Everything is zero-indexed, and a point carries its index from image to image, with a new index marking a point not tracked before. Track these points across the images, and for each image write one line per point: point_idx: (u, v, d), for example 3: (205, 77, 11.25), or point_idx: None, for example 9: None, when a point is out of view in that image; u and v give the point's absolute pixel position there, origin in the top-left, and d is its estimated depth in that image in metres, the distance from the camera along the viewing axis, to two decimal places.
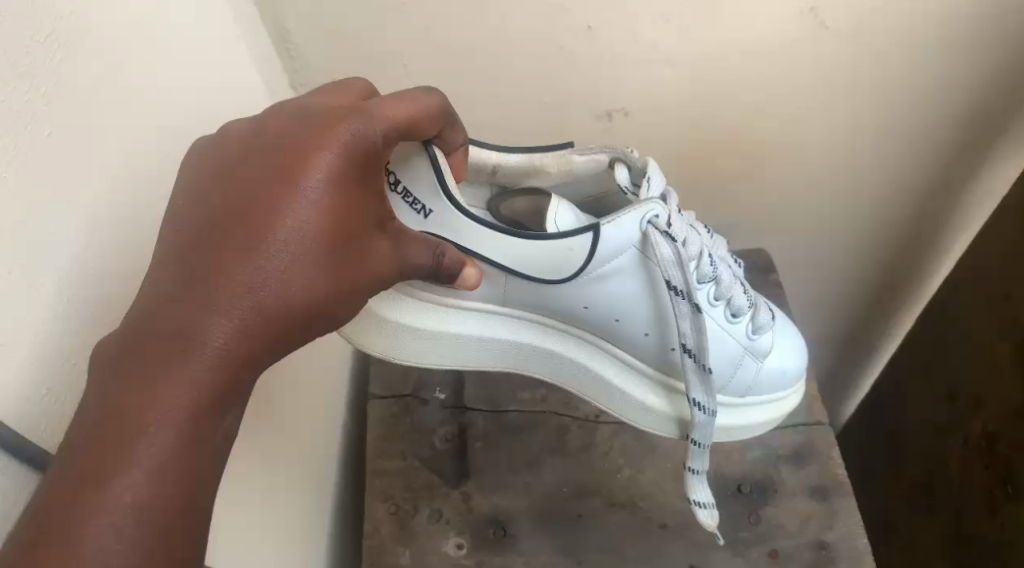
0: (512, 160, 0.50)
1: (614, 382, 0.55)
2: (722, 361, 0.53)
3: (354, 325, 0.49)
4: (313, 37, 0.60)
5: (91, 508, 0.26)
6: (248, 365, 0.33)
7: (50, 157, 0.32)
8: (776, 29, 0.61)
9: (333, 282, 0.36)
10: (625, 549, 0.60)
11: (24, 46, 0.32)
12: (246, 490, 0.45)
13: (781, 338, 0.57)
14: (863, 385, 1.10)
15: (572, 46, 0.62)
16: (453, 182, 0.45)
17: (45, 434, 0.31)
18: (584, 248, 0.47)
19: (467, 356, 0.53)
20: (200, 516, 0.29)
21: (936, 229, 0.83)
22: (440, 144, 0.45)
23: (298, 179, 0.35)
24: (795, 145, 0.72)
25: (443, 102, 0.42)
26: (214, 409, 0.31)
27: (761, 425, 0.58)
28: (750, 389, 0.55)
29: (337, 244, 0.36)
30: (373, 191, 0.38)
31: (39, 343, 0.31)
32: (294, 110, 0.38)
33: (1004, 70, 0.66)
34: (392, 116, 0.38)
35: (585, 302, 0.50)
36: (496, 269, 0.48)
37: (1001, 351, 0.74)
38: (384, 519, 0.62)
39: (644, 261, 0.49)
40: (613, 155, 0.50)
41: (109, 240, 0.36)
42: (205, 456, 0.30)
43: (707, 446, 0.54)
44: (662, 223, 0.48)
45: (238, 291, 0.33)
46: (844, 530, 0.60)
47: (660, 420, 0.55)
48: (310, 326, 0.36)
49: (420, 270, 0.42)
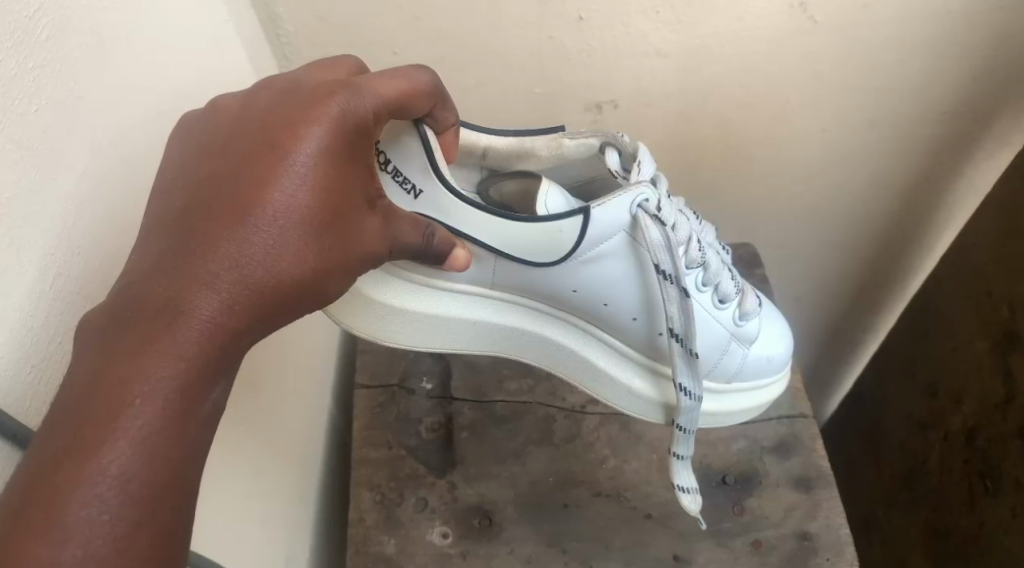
0: (502, 143, 0.50)
1: (602, 367, 0.55)
2: (708, 346, 0.54)
3: (342, 302, 0.49)
4: (304, 22, 0.60)
5: (79, 478, 0.26)
6: (236, 337, 0.32)
7: (36, 133, 0.32)
8: (765, 23, 0.62)
9: (323, 259, 0.36)
10: (610, 539, 0.60)
11: (13, 19, 0.32)
12: (231, 471, 0.45)
13: (767, 325, 0.57)
14: (845, 381, 1.11)
15: (563, 36, 0.62)
16: (443, 162, 0.45)
17: (27, 411, 0.30)
18: (574, 230, 0.47)
19: (455, 338, 0.53)
20: (188, 488, 0.29)
21: (920, 225, 0.84)
22: (431, 124, 0.45)
23: (288, 153, 0.35)
24: (782, 140, 0.73)
25: (435, 80, 0.42)
26: (203, 382, 0.30)
27: (744, 412, 0.58)
28: (736, 375, 0.56)
29: (327, 219, 0.36)
30: (364, 167, 0.38)
31: (25, 318, 0.30)
32: (283, 86, 0.38)
33: (988, 67, 0.66)
34: (383, 92, 0.38)
35: (573, 285, 0.50)
36: (486, 251, 0.48)
37: (981, 346, 0.75)
38: (370, 508, 0.62)
39: (633, 245, 0.50)
40: (603, 140, 0.50)
41: (96, 218, 0.36)
42: (194, 428, 0.30)
43: (692, 431, 0.54)
44: (652, 207, 0.48)
45: (228, 264, 0.33)
46: (827, 521, 0.61)
47: (645, 406, 0.56)
48: (299, 302, 0.36)
49: (409, 249, 0.42)
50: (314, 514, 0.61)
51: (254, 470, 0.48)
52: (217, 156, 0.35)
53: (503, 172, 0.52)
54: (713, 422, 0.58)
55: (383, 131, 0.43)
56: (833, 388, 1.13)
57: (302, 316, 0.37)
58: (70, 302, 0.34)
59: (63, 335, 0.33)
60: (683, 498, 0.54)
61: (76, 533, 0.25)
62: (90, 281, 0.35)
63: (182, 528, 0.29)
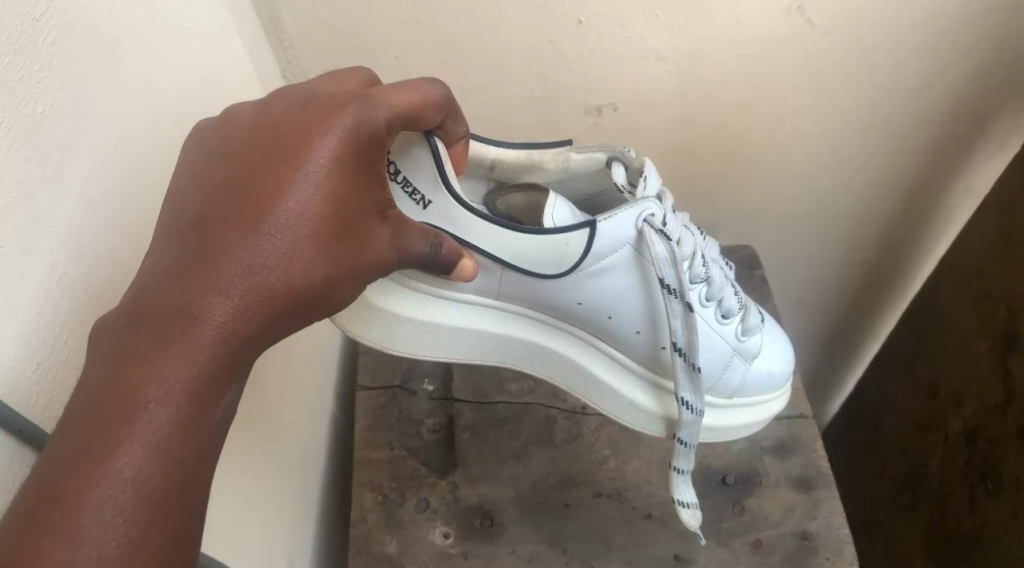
0: (510, 156, 0.51)
1: (605, 379, 0.55)
2: (710, 361, 0.54)
3: (348, 311, 0.50)
4: (306, 27, 0.61)
5: (93, 480, 0.27)
6: (247, 343, 0.33)
7: (43, 136, 0.33)
8: (764, 26, 0.62)
9: (333, 267, 0.36)
10: (611, 539, 0.61)
11: (19, 23, 0.32)
12: (234, 472, 0.45)
13: (769, 339, 0.57)
14: (845, 383, 1.12)
15: (564, 41, 0.63)
16: (453, 173, 0.46)
17: (35, 411, 0.31)
18: (579, 246, 0.48)
19: (462, 348, 0.53)
20: (198, 492, 0.29)
21: (918, 227, 0.85)
22: (442, 136, 0.45)
23: (301, 162, 0.35)
24: (781, 143, 0.73)
25: (448, 93, 0.43)
26: (214, 387, 0.31)
27: (745, 427, 0.58)
28: (738, 390, 0.56)
29: (338, 227, 0.36)
30: (375, 177, 0.39)
31: (32, 319, 0.31)
32: (296, 95, 0.38)
33: (986, 69, 0.67)
34: (394, 103, 0.39)
35: (579, 298, 0.51)
36: (494, 262, 0.48)
37: (981, 348, 0.75)
38: (371, 508, 0.62)
39: (639, 259, 0.50)
40: (610, 154, 0.51)
41: (103, 221, 0.37)
42: (206, 433, 0.30)
43: (693, 445, 0.54)
44: (657, 222, 0.49)
45: (240, 271, 0.33)
46: (826, 520, 0.61)
47: (645, 417, 0.56)
48: (308, 309, 0.36)
49: (417, 257, 0.43)
50: (317, 514, 0.61)
51: (257, 472, 0.49)
52: (230, 163, 0.36)
53: (509, 185, 0.52)
54: (715, 435, 0.58)
55: (394, 142, 0.44)
56: (834, 389, 1.14)
57: (312, 322, 0.37)
58: (77, 304, 0.34)
59: (69, 336, 0.33)
60: (683, 511, 0.54)
61: (89, 535, 0.26)
62: (97, 282, 0.36)
63: (192, 532, 0.29)
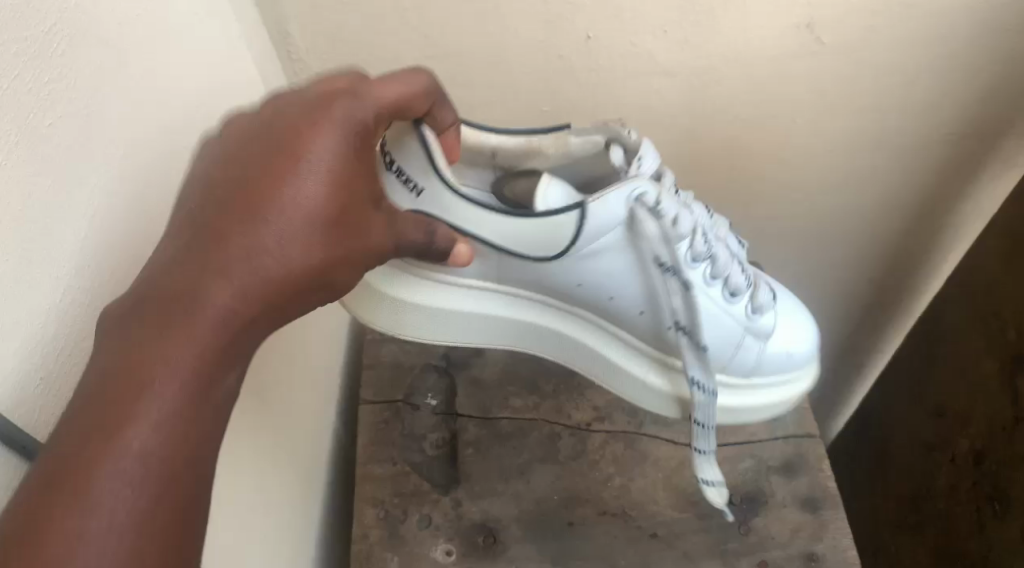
0: (510, 142, 0.51)
1: (616, 362, 0.55)
2: (721, 340, 0.53)
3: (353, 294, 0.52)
4: (315, 40, 0.61)
5: (101, 462, 0.26)
6: (255, 325, 0.33)
7: (51, 149, 0.32)
8: (773, 42, 0.62)
9: (335, 254, 0.36)
10: (617, 559, 0.60)
11: (28, 34, 0.32)
12: (235, 486, 0.45)
13: (785, 316, 0.56)
14: (848, 403, 1.11)
15: (572, 56, 0.63)
16: (446, 161, 0.45)
17: (37, 424, 0.30)
18: (571, 225, 0.46)
19: (469, 332, 0.54)
20: (203, 475, 0.28)
21: (925, 247, 0.84)
22: (432, 122, 0.45)
23: (302, 154, 0.36)
24: (787, 162, 0.73)
25: (432, 79, 0.43)
26: (220, 369, 0.30)
27: (762, 408, 0.58)
28: (754, 369, 0.55)
29: (340, 217, 0.36)
30: (370, 166, 0.39)
31: (38, 327, 0.31)
32: (291, 91, 0.39)
33: (993, 89, 0.67)
34: (385, 96, 0.39)
35: (578, 279, 0.50)
36: (489, 247, 0.48)
37: (989, 368, 0.75)
38: (373, 524, 0.62)
39: (632, 238, 0.49)
40: (608, 135, 0.50)
41: (108, 233, 0.36)
42: (212, 415, 0.29)
43: (709, 427, 0.54)
44: (649, 201, 0.48)
45: (245, 257, 0.33)
46: (834, 542, 0.60)
47: (657, 399, 0.56)
48: (310, 293, 0.36)
49: (414, 246, 0.43)
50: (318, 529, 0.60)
51: (261, 487, 0.48)
52: (232, 158, 0.36)
53: (513, 172, 0.52)
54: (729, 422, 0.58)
55: (387, 132, 0.44)
56: (838, 409, 1.13)
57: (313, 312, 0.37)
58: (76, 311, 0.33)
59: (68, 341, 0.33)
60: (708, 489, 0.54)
61: (99, 516, 0.25)
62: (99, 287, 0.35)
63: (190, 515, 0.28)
